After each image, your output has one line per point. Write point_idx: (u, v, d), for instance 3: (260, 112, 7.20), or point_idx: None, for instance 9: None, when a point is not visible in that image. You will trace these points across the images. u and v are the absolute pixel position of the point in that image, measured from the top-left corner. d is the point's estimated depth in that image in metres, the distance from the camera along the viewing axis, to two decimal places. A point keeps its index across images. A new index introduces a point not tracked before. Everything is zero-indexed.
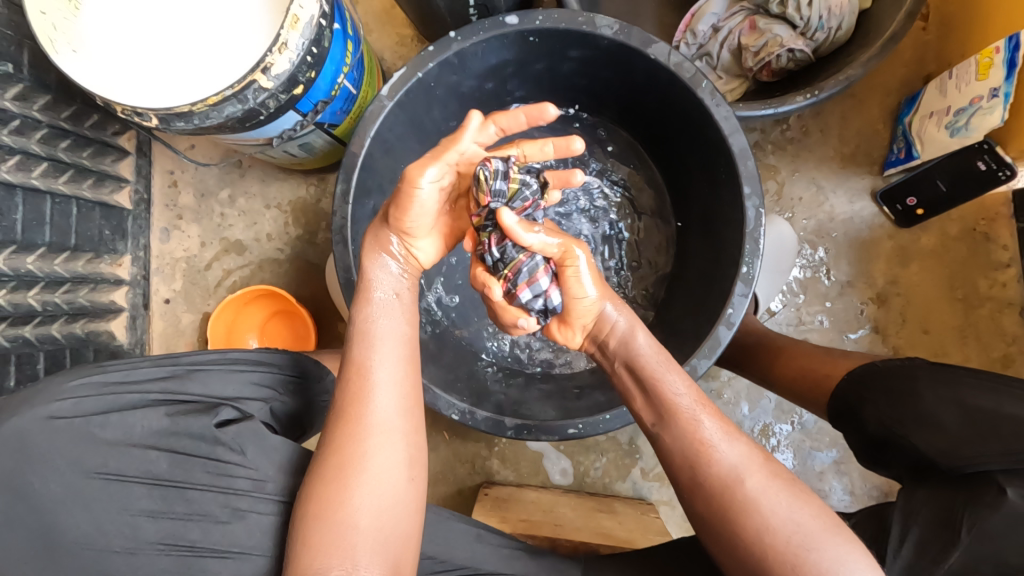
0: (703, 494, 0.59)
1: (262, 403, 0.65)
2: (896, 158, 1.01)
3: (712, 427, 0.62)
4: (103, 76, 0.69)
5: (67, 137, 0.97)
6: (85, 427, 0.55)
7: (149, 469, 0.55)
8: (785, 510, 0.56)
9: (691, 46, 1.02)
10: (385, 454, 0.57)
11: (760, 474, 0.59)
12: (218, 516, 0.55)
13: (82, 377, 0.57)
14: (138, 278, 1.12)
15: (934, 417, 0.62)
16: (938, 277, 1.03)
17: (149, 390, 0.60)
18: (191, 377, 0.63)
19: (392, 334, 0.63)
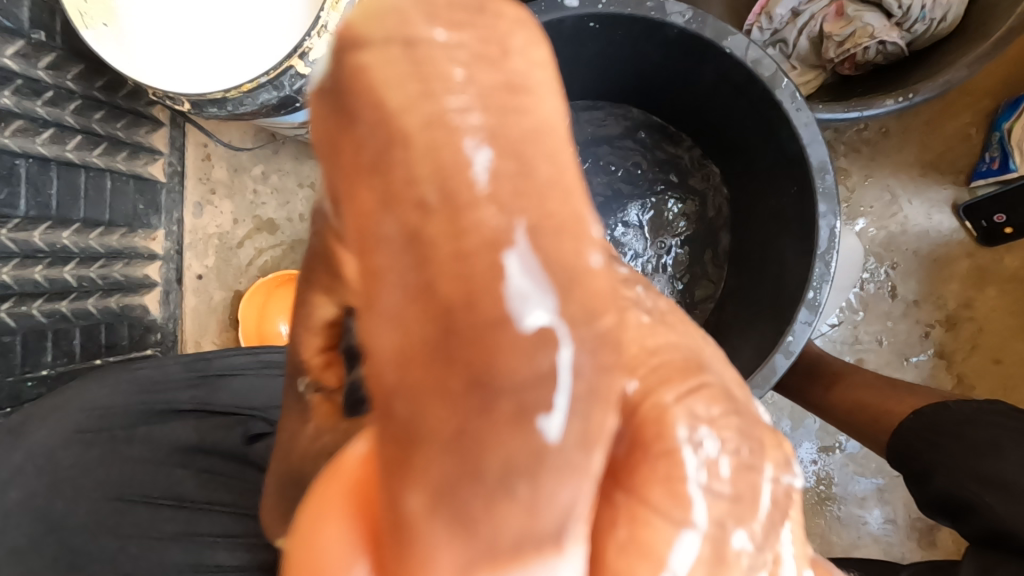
0: None
1: None
2: (987, 169, 0.91)
3: None
4: (133, 54, 0.65)
5: (102, 108, 0.95)
6: (113, 442, 0.60)
7: (175, 489, 0.60)
8: None
9: (764, 31, 0.90)
10: None
11: None
12: (240, 536, 0.58)
13: (112, 383, 0.62)
14: (171, 253, 1.11)
15: (1013, 481, 0.56)
16: (1016, 302, 0.94)
17: (181, 399, 0.63)
18: (221, 384, 0.65)
19: None
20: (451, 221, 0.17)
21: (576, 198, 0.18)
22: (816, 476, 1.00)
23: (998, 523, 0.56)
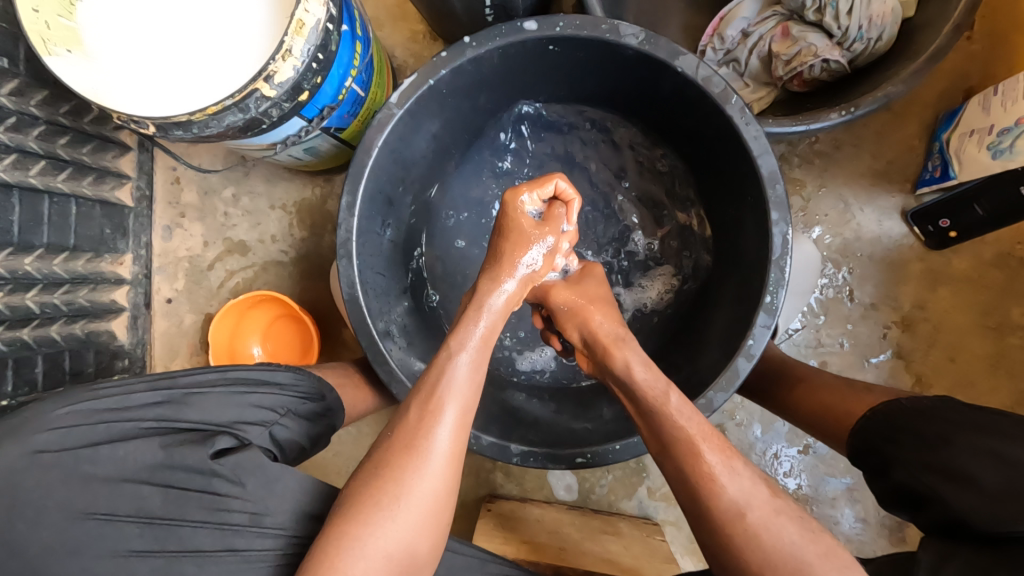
0: (707, 525, 0.55)
1: (262, 428, 0.65)
2: (931, 176, 0.96)
3: (712, 457, 0.57)
4: (99, 80, 0.65)
5: (67, 133, 0.94)
6: (75, 461, 0.58)
7: (140, 506, 0.57)
8: (792, 545, 0.52)
9: (717, 51, 0.96)
10: (427, 486, 0.52)
11: (767, 509, 0.54)
12: (212, 552, 0.57)
13: (73, 404, 0.61)
14: (139, 277, 1.09)
15: (966, 473, 0.57)
16: (968, 303, 0.98)
17: (143, 418, 0.62)
18: (188, 401, 0.64)
19: (464, 372, 0.58)
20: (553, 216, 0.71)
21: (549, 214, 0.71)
22: (789, 478, 1.03)
23: (953, 513, 0.56)
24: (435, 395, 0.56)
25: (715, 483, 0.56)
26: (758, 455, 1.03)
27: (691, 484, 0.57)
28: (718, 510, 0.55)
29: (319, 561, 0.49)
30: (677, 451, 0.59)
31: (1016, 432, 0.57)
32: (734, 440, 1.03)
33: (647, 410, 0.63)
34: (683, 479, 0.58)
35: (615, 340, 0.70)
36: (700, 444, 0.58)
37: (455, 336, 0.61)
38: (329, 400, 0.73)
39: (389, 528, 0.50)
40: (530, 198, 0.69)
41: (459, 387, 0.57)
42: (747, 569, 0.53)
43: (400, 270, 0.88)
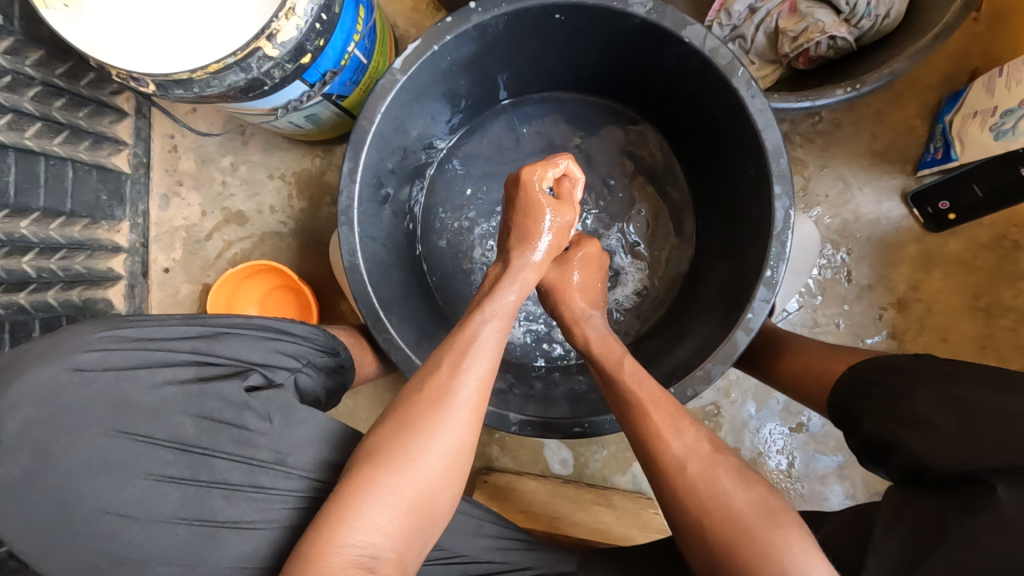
0: (654, 480, 0.58)
1: (289, 373, 0.65)
2: (932, 158, 0.96)
3: (661, 419, 0.60)
4: (96, 34, 0.64)
5: (63, 96, 0.93)
6: (114, 382, 0.58)
7: (175, 433, 0.58)
8: (729, 493, 0.53)
9: (724, 26, 0.95)
10: (446, 443, 0.52)
11: (707, 462, 0.56)
12: (240, 486, 0.57)
13: (112, 329, 0.61)
14: (137, 246, 1.08)
15: (927, 419, 0.55)
16: (962, 285, 0.99)
17: (179, 349, 0.62)
18: (221, 338, 0.64)
19: (489, 340, 0.59)
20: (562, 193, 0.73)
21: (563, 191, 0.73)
22: (780, 455, 1.04)
23: (912, 459, 0.54)
24: (468, 355, 0.57)
25: (661, 439, 0.58)
26: (750, 432, 1.05)
27: (644, 448, 0.59)
28: (662, 462, 0.57)
29: (340, 501, 0.49)
30: (637, 420, 0.61)
31: (978, 378, 0.56)
32: (728, 417, 1.05)
33: (616, 387, 0.66)
34: (640, 447, 0.60)
35: (581, 315, 0.74)
36: (649, 406, 0.61)
37: (489, 304, 0.62)
38: (342, 357, 0.74)
39: (411, 477, 0.50)
40: (541, 178, 0.69)
41: (484, 349, 0.58)
42: (686, 518, 0.54)
43: (400, 240, 0.88)
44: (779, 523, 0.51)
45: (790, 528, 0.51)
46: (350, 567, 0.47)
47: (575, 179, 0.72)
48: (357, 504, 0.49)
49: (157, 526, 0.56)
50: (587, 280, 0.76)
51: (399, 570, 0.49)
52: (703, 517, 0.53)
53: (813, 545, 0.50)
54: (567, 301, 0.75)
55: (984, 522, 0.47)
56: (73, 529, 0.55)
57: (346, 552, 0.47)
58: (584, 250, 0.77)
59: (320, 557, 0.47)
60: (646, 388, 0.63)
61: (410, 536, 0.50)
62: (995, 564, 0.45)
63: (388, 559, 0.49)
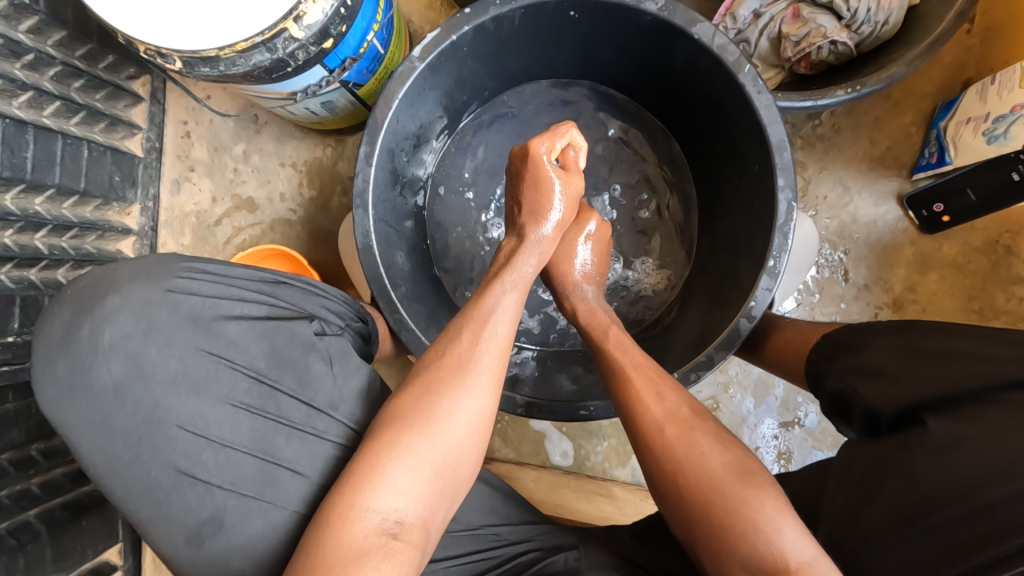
0: (639, 447, 0.59)
1: (340, 328, 0.67)
2: (926, 163, 1.00)
3: (647, 384, 0.62)
4: (122, 9, 0.65)
5: (81, 77, 0.95)
6: (199, 307, 0.59)
7: (251, 363, 0.59)
8: (714, 455, 0.55)
9: (729, 30, 0.98)
10: (465, 407, 0.54)
11: (699, 427, 0.58)
12: (300, 426, 0.58)
13: (195, 261, 0.62)
14: (146, 229, 1.09)
15: (876, 367, 0.57)
16: (956, 287, 1.02)
17: (252, 287, 0.63)
18: (287, 286, 0.65)
19: (507, 310, 0.61)
20: (568, 166, 0.75)
21: (570, 162, 0.75)
22: (777, 451, 1.06)
23: (866, 405, 0.56)
24: (486, 322, 0.59)
25: (643, 402, 0.61)
26: (748, 428, 1.06)
27: (627, 417, 0.62)
28: (644, 424, 0.59)
29: (361, 467, 0.51)
30: (622, 393, 0.63)
31: (936, 328, 0.56)
32: (726, 412, 1.06)
33: (605, 362, 0.68)
34: (627, 419, 0.62)
35: (575, 282, 0.78)
36: (632, 373, 0.64)
37: (509, 275, 0.65)
38: (370, 326, 0.74)
39: (432, 440, 0.52)
40: (548, 149, 0.72)
41: (499, 317, 0.60)
42: (668, 482, 0.56)
43: (409, 226, 0.90)
44: (753, 483, 0.53)
45: (765, 490, 0.52)
46: (372, 531, 0.48)
47: (581, 148, 0.75)
48: (380, 468, 0.50)
49: (225, 453, 0.57)
50: (597, 262, 0.79)
51: (421, 533, 0.50)
52: (681, 476, 0.55)
53: (785, 506, 0.52)
54: (565, 270, 0.78)
55: (918, 452, 0.48)
56: (153, 442, 0.56)
57: (369, 517, 0.49)
58: (596, 232, 0.80)
59: (341, 519, 0.48)
60: (632, 360, 0.66)
61: (433, 501, 0.51)
62: (925, 494, 0.47)
63: (411, 526, 0.50)
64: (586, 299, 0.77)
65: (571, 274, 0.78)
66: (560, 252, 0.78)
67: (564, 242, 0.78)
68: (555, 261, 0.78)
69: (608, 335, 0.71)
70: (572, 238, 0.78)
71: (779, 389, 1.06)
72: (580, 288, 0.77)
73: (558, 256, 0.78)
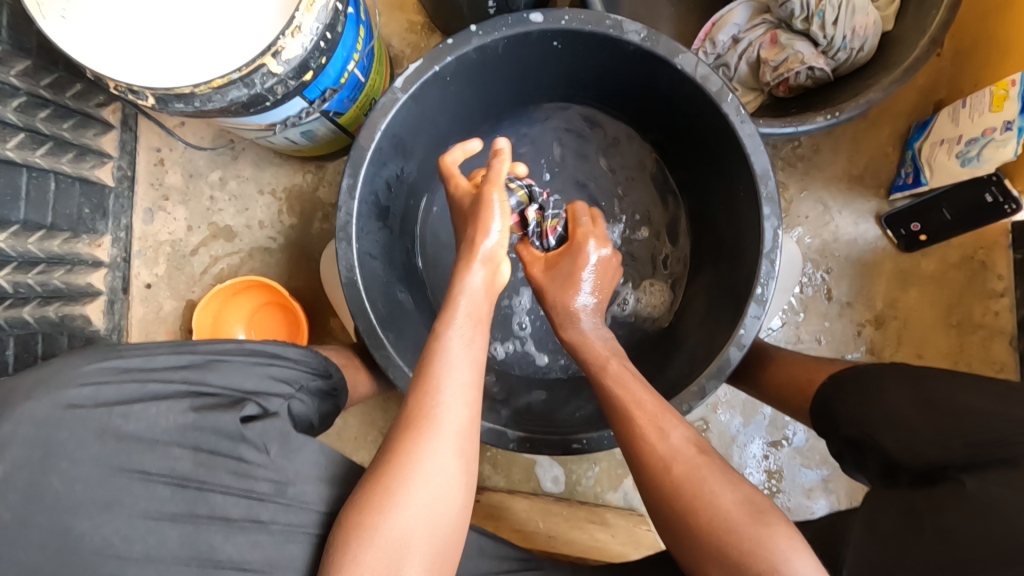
0: (645, 487, 0.59)
1: (283, 400, 0.62)
2: (903, 183, 1.01)
3: (650, 417, 0.62)
4: (90, 45, 0.63)
5: (47, 107, 0.92)
6: (105, 416, 0.51)
7: (172, 467, 0.51)
8: (726, 493, 0.54)
9: (709, 55, 1.00)
10: (442, 457, 0.54)
11: (704, 463, 0.57)
12: (241, 523, 0.51)
13: (98, 360, 0.54)
14: (118, 261, 1.06)
15: (897, 415, 0.57)
16: (935, 302, 1.04)
17: (171, 378, 0.56)
18: (213, 367, 0.59)
19: (466, 351, 0.62)
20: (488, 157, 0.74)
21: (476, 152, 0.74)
22: (767, 469, 1.06)
23: (890, 457, 0.56)
24: (445, 364, 0.59)
25: (646, 438, 0.60)
26: (738, 447, 1.06)
27: (632, 454, 0.61)
28: (649, 462, 0.59)
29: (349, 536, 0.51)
30: (626, 428, 0.63)
31: (950, 378, 0.57)
32: (716, 432, 1.07)
33: (608, 394, 0.67)
34: (632, 456, 0.61)
35: (573, 312, 0.76)
36: (632, 408, 0.63)
37: (459, 308, 0.65)
38: (332, 380, 0.72)
39: (415, 497, 0.52)
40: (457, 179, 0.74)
41: (457, 356, 0.61)
42: (678, 524, 0.55)
43: (394, 255, 0.88)
44: (765, 521, 0.52)
45: (777, 527, 0.52)
46: None
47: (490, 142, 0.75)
48: (369, 536, 0.50)
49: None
50: (598, 285, 0.78)
51: None
52: (692, 517, 0.54)
53: (800, 543, 0.51)
54: (563, 296, 0.77)
55: (949, 510, 0.48)
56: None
57: None
58: (597, 253, 0.78)
59: None
60: (635, 393, 0.65)
61: (429, 558, 0.52)
62: (965, 550, 0.46)
63: None
64: (586, 328, 0.75)
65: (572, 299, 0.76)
66: (563, 272, 0.77)
67: (565, 268, 0.77)
68: (559, 289, 0.77)
69: (609, 366, 0.70)
70: (578, 261, 0.77)
71: (767, 408, 1.07)
72: (587, 314, 0.76)
73: (560, 282, 0.77)
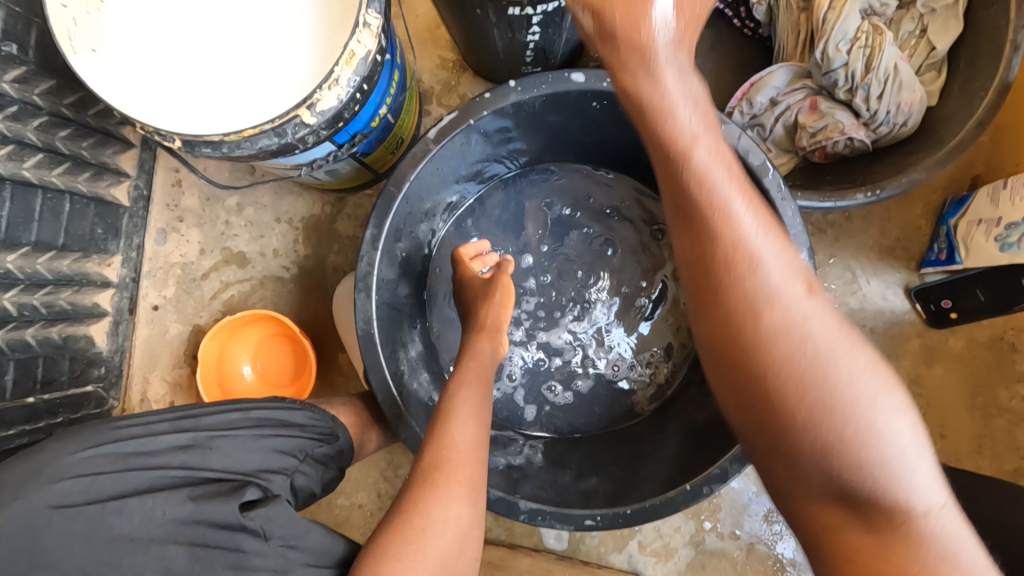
0: (732, 314, 0.52)
1: (284, 477, 0.60)
2: (935, 258, 0.99)
3: (751, 225, 0.53)
4: (122, 85, 0.61)
5: (68, 126, 0.90)
6: (98, 512, 0.50)
7: (165, 566, 0.50)
8: (830, 338, 0.50)
9: (744, 114, 0.97)
10: (454, 509, 0.58)
11: (809, 305, 0.51)
12: None
13: (95, 448, 0.54)
14: (126, 281, 1.03)
15: None
16: (961, 381, 1.01)
17: (170, 463, 0.56)
18: (213, 446, 0.58)
19: (475, 409, 0.67)
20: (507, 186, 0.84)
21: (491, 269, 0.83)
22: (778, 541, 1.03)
23: None
24: (456, 421, 0.65)
25: (744, 265, 0.52)
26: (749, 517, 1.03)
27: (720, 271, 0.53)
28: (746, 294, 0.52)
29: None
30: (724, 273, 0.53)
31: None
32: (727, 499, 1.03)
33: (698, 207, 0.53)
34: (732, 300, 0.52)
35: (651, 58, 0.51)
36: (729, 206, 0.53)
37: (467, 370, 0.71)
38: (341, 441, 0.70)
39: (429, 547, 0.55)
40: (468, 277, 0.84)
41: (467, 412, 0.66)
42: (773, 418, 0.51)
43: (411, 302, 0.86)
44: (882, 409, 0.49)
45: (895, 413, 0.49)
46: None
47: None
48: None
49: None
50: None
51: None
52: (797, 413, 0.50)
53: (907, 408, 0.50)
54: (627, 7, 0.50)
55: None
56: None
57: None
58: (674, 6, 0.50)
59: None
60: (745, 216, 0.53)
61: None
62: None
63: None
64: (668, 86, 0.52)
65: (652, 105, 0.53)
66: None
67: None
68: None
69: (709, 178, 0.53)
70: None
71: None
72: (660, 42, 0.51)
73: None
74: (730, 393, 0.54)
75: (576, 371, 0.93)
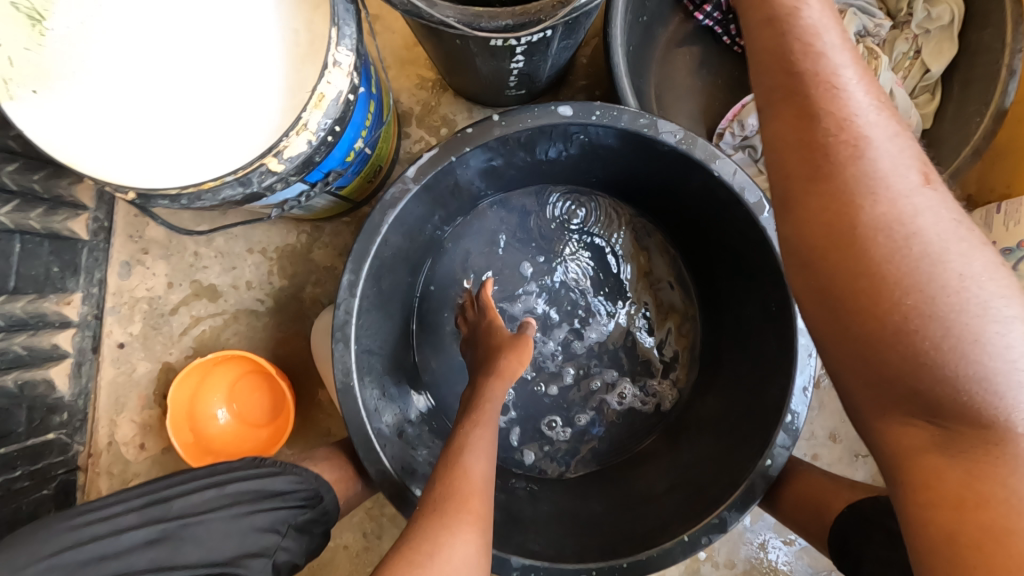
0: (832, 185, 0.42)
1: (263, 560, 0.58)
2: None
3: (856, 87, 0.43)
4: (66, 132, 0.56)
5: (16, 160, 0.84)
6: None
7: None
8: (933, 218, 0.41)
9: (736, 136, 0.95)
10: (457, 554, 0.54)
11: (915, 184, 0.42)
12: None
13: (59, 551, 0.54)
14: (88, 319, 0.97)
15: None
16: None
17: (137, 561, 0.55)
18: (183, 538, 0.57)
19: (485, 449, 0.64)
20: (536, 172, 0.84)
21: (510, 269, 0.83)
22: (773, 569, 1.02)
23: None
24: (464, 459, 0.62)
25: (843, 145, 0.42)
26: (744, 545, 1.02)
27: (813, 132, 0.43)
28: (845, 163, 0.42)
29: None
30: (824, 155, 0.43)
31: None
32: None
33: (801, 88, 0.43)
34: (832, 181, 0.42)
35: None
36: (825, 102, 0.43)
37: (476, 407, 0.69)
38: (325, 503, 0.66)
39: None
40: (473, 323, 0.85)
41: (476, 450, 0.64)
42: (867, 290, 0.41)
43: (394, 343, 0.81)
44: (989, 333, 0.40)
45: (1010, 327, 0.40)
46: None
47: None
48: None
49: None
50: None
51: None
52: (899, 291, 0.40)
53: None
54: None
55: None
56: None
57: None
58: None
59: None
60: (856, 84, 0.43)
61: None
62: None
63: None
64: None
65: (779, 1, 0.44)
66: None
67: None
68: None
69: (819, 44, 0.44)
70: None
71: None
72: None
73: None
74: (808, 284, 0.45)
75: (571, 404, 0.90)
